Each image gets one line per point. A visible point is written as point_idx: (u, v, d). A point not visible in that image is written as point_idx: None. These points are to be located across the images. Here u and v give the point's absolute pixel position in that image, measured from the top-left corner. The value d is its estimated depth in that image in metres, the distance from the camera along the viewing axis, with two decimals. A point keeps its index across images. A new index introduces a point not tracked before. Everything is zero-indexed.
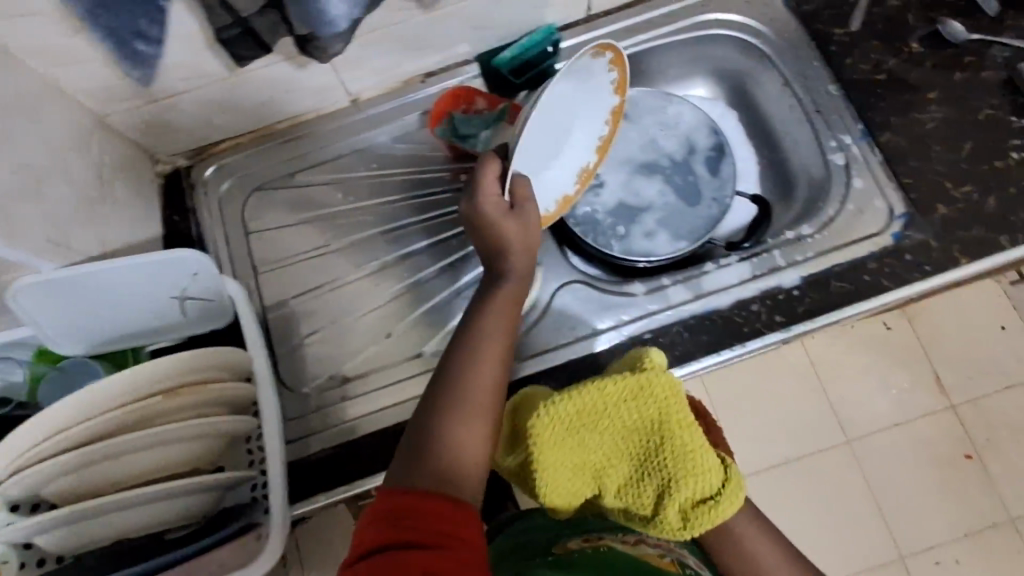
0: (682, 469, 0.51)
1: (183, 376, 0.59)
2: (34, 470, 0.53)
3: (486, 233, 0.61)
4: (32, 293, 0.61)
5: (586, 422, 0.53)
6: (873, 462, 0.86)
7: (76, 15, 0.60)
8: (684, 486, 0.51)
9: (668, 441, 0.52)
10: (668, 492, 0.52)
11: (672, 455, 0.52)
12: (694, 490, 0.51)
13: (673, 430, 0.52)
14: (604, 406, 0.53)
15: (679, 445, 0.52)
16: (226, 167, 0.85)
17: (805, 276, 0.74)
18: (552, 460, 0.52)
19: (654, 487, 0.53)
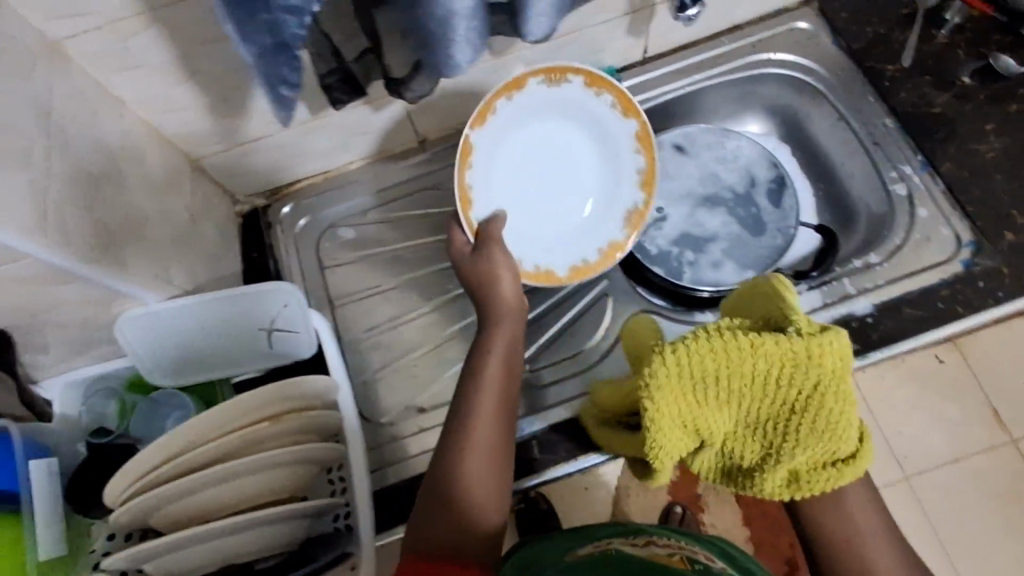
0: (818, 433, 0.50)
1: (283, 402, 0.61)
2: (140, 500, 0.55)
3: (471, 278, 0.66)
4: (135, 326, 0.66)
5: (718, 372, 0.51)
6: (936, 498, 0.82)
7: (184, 68, 0.64)
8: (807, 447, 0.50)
9: (807, 405, 0.50)
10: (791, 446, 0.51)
11: (810, 420, 0.50)
12: (814, 456, 0.50)
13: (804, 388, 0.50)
14: (743, 360, 0.50)
15: (818, 413, 0.49)
16: (301, 206, 0.89)
17: (877, 303, 0.75)
18: (667, 413, 0.52)
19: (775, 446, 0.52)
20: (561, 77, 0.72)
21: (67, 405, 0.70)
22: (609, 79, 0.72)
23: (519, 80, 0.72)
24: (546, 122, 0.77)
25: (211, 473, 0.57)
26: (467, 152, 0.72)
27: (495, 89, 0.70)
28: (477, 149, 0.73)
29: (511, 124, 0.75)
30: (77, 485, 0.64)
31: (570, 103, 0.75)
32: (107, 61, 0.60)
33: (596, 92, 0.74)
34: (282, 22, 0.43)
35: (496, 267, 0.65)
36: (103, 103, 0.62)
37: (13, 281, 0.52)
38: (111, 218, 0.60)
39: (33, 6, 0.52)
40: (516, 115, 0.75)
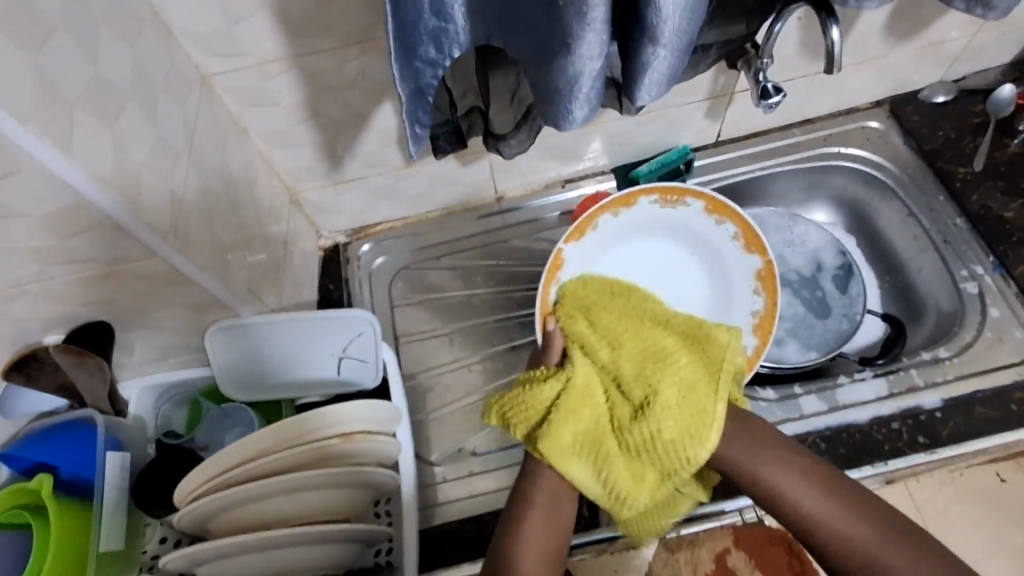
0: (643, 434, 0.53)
1: (356, 422, 0.63)
2: (215, 496, 0.57)
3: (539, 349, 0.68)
4: (223, 338, 0.70)
5: (636, 361, 0.58)
6: None
7: (310, 108, 0.71)
8: (672, 432, 0.53)
9: (636, 396, 0.56)
10: (625, 416, 0.55)
11: (654, 366, 0.56)
12: (649, 443, 0.53)
13: (659, 390, 0.54)
14: (667, 364, 0.56)
15: (646, 390, 0.55)
16: (378, 245, 0.94)
17: (946, 398, 0.73)
18: (566, 413, 0.55)
19: (625, 437, 0.55)
20: (679, 199, 0.77)
21: (140, 406, 0.70)
22: (727, 204, 0.75)
23: (632, 198, 0.76)
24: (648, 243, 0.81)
25: (278, 482, 0.58)
26: (556, 266, 0.75)
27: (606, 201, 0.74)
28: (568, 264, 0.76)
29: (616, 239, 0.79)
30: (143, 483, 0.66)
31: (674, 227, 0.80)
32: (248, 96, 0.68)
33: (715, 217, 0.77)
34: (423, 72, 0.48)
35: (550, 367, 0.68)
36: (234, 132, 0.70)
37: (139, 279, 0.57)
38: (223, 233, 0.66)
39: (201, 44, 0.61)
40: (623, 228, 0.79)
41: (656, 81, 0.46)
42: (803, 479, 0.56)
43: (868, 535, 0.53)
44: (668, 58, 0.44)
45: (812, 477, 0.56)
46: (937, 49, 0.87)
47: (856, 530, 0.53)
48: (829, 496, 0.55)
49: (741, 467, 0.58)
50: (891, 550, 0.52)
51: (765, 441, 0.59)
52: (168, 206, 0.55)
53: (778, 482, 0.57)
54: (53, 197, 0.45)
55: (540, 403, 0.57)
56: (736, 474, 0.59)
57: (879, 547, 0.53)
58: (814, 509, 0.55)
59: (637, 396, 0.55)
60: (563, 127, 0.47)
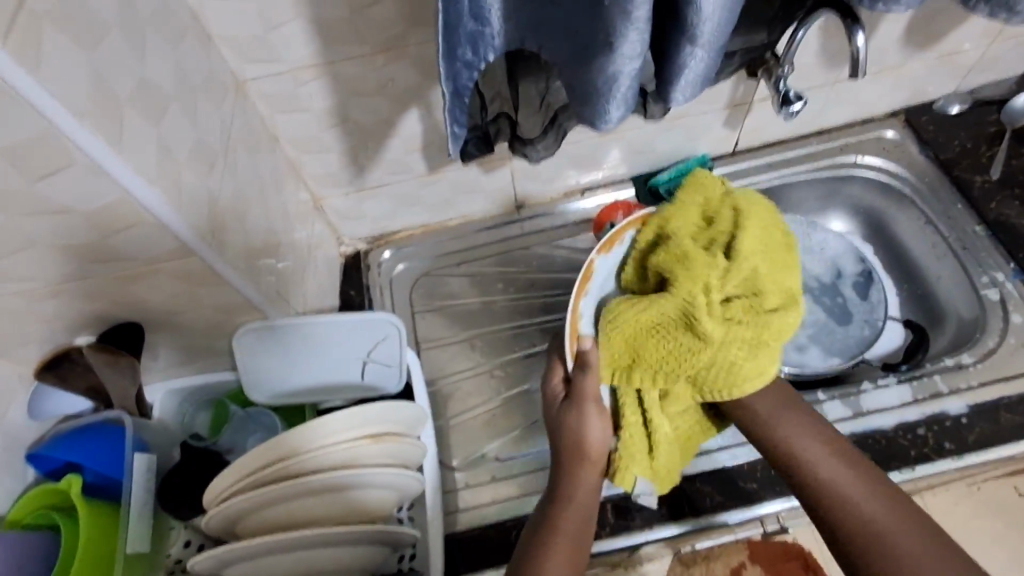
0: (744, 336, 0.60)
1: (384, 423, 0.63)
2: (246, 497, 0.57)
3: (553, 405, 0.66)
4: (250, 341, 0.70)
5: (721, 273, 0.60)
6: None
7: (337, 115, 0.72)
8: (752, 360, 0.60)
9: (729, 310, 0.60)
10: (732, 335, 0.59)
11: (699, 269, 0.61)
12: (750, 358, 0.60)
13: (691, 268, 0.61)
14: (740, 258, 0.61)
15: (699, 274, 0.60)
16: (398, 252, 0.94)
17: (971, 404, 0.73)
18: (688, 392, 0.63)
19: (689, 341, 0.60)
20: None
21: (162, 410, 0.71)
22: None
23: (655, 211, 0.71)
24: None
25: (310, 483, 0.58)
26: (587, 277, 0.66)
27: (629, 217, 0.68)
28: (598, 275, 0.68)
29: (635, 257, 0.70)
30: (169, 485, 0.66)
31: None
32: (279, 102, 0.69)
33: None
34: (460, 74, 0.49)
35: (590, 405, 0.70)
36: (264, 138, 0.71)
37: (174, 278, 0.57)
38: (254, 237, 0.66)
39: (236, 50, 0.62)
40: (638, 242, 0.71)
41: (691, 82, 0.47)
42: (811, 435, 0.62)
43: (878, 508, 0.56)
44: (705, 58, 0.45)
45: (842, 458, 0.60)
46: (952, 61, 0.88)
47: (874, 505, 0.56)
48: (834, 459, 0.60)
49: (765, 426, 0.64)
50: (897, 524, 0.55)
51: (793, 409, 0.65)
52: (206, 206, 0.56)
53: (808, 450, 0.61)
54: (100, 194, 0.45)
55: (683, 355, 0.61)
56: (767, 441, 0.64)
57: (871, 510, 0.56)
58: (810, 451, 0.61)
59: (758, 315, 0.60)
60: (599, 126, 0.48)
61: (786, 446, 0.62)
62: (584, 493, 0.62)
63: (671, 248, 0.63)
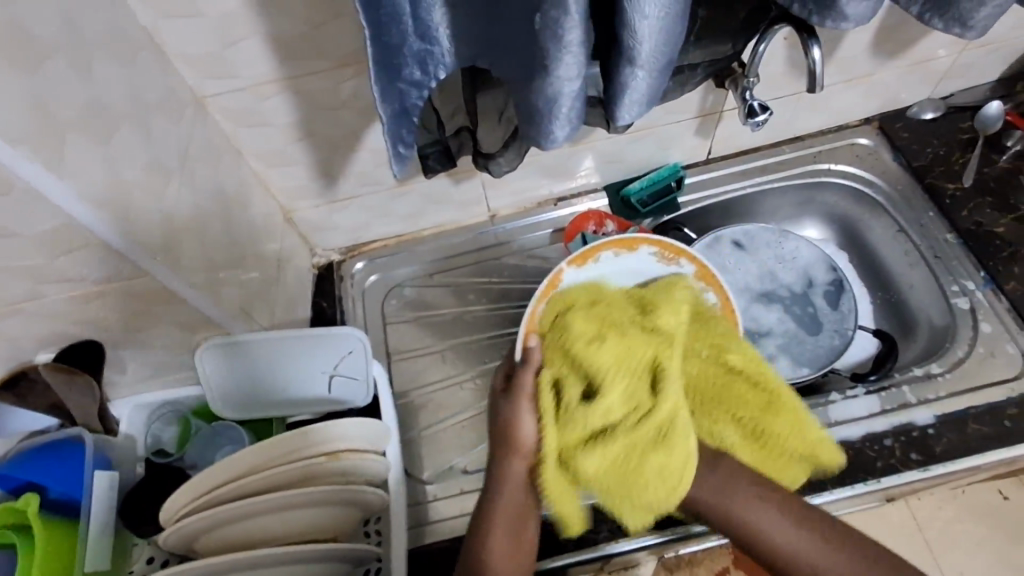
0: (636, 489, 0.54)
1: (343, 440, 0.63)
2: (206, 515, 0.57)
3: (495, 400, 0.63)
4: (214, 356, 0.69)
5: (631, 374, 0.54)
6: None
7: (301, 129, 0.72)
8: (646, 495, 0.54)
9: (646, 476, 0.53)
10: (646, 419, 0.53)
11: (619, 425, 0.53)
12: (649, 498, 0.55)
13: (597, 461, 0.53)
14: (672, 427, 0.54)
15: (615, 454, 0.53)
16: (371, 263, 0.94)
17: (938, 414, 0.73)
18: (616, 476, 0.54)
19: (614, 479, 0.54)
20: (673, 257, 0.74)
21: (131, 424, 0.71)
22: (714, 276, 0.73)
23: (633, 241, 0.73)
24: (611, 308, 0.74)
25: (263, 502, 0.58)
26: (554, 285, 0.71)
27: (605, 242, 0.72)
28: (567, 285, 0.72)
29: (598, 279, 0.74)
30: (132, 501, 0.66)
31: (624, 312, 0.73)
32: (242, 117, 0.69)
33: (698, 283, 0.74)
34: (409, 93, 0.50)
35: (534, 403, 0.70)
36: (227, 152, 0.70)
37: (130, 297, 0.57)
38: (216, 253, 0.66)
39: (194, 66, 0.62)
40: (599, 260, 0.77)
41: (636, 101, 0.47)
42: (779, 517, 0.60)
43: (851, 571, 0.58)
44: (647, 78, 0.45)
45: (793, 520, 0.60)
46: (924, 67, 0.88)
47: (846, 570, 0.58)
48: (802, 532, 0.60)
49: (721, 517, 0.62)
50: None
51: (744, 486, 0.62)
52: (161, 225, 0.56)
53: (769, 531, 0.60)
54: (43, 217, 0.45)
55: (634, 436, 0.53)
56: (730, 525, 0.62)
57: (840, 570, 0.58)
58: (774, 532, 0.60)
59: (655, 446, 0.53)
60: (545, 145, 0.48)
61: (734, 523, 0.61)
62: (517, 484, 0.61)
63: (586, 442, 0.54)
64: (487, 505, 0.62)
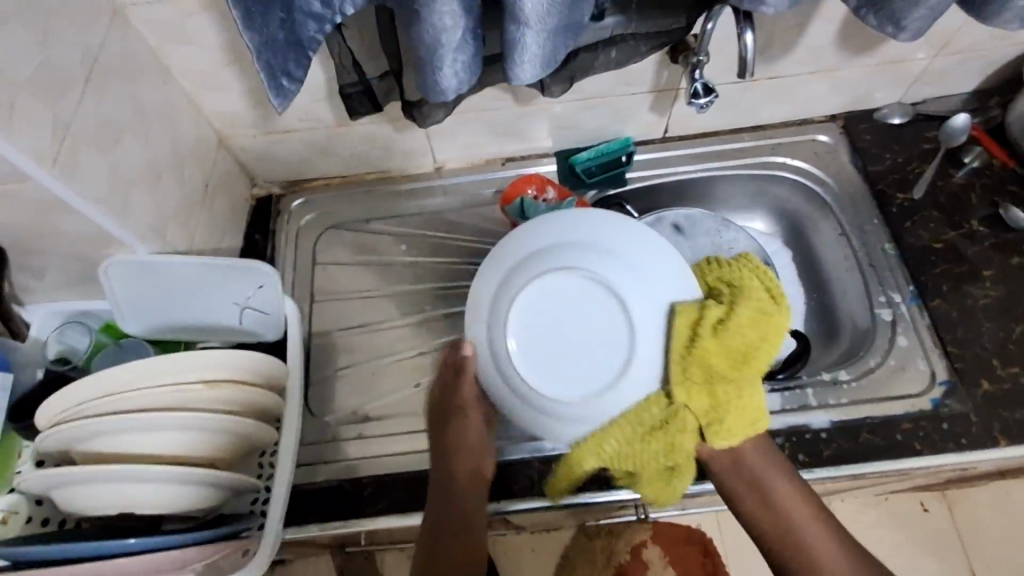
0: (728, 413, 0.60)
1: (229, 371, 0.64)
2: (76, 423, 0.58)
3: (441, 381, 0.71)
4: (118, 273, 0.68)
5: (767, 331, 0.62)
6: None
7: (232, 53, 0.70)
8: (740, 420, 0.61)
9: (743, 389, 0.61)
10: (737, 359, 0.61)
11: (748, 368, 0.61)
12: (742, 421, 0.61)
13: (711, 374, 0.60)
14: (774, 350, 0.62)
15: (756, 376, 0.61)
16: (311, 201, 0.93)
17: (834, 420, 0.73)
18: (733, 406, 0.60)
19: (718, 398, 0.60)
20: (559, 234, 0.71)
21: (39, 328, 0.73)
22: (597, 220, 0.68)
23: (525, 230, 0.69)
24: (617, 274, 0.65)
25: (137, 419, 0.59)
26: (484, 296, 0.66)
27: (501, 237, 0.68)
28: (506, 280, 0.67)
29: (580, 248, 0.67)
30: (27, 403, 0.67)
31: (667, 283, 0.65)
32: (168, 32, 0.67)
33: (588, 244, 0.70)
34: (305, 26, 0.48)
35: (466, 399, 0.70)
36: (152, 67, 0.69)
37: (20, 202, 0.57)
38: (127, 170, 0.65)
39: None
40: (551, 227, 0.68)
41: (528, 64, 0.45)
42: (785, 478, 0.65)
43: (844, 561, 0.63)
44: (538, 40, 0.43)
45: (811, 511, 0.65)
46: (892, 69, 0.85)
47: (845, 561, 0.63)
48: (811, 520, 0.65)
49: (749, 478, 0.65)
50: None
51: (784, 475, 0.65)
52: (56, 132, 0.55)
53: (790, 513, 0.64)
54: None
55: (733, 366, 0.60)
56: (746, 474, 0.65)
57: (810, 531, 0.64)
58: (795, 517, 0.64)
59: (756, 364, 0.61)
60: (433, 99, 0.47)
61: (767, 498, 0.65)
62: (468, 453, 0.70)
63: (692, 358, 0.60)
64: (443, 470, 0.69)
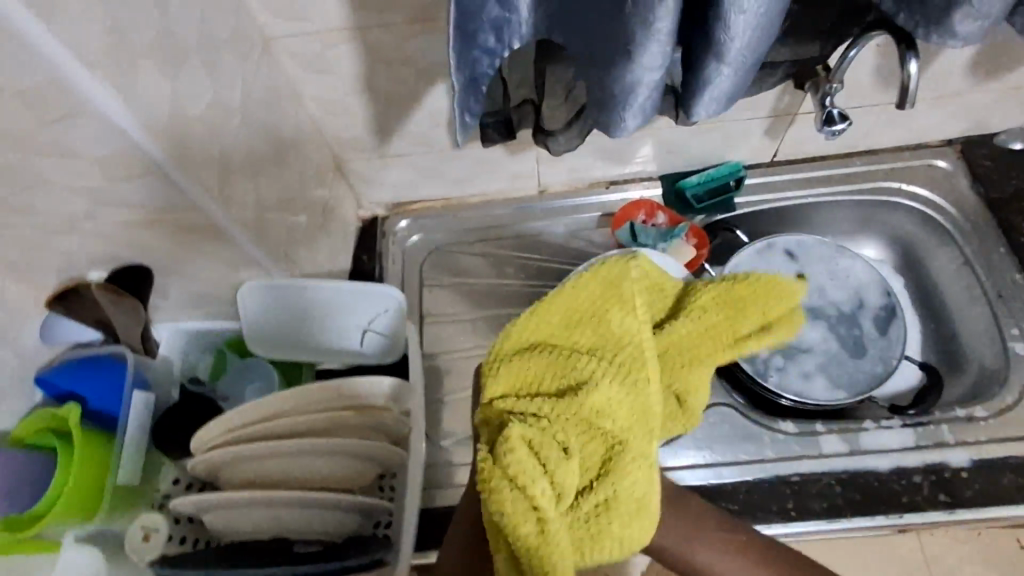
0: (596, 528, 0.44)
1: (369, 395, 0.66)
2: (227, 448, 0.60)
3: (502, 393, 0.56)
4: (259, 295, 0.74)
5: (644, 413, 0.46)
6: None
7: (363, 82, 0.72)
8: (627, 530, 0.44)
9: (598, 494, 0.44)
10: (598, 437, 0.45)
11: (591, 413, 0.45)
12: (619, 531, 0.44)
13: (520, 464, 0.41)
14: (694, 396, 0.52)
15: (585, 407, 0.45)
16: (414, 223, 0.94)
17: (975, 458, 0.70)
18: (544, 453, 0.42)
19: (599, 491, 0.44)
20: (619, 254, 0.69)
21: (170, 347, 0.72)
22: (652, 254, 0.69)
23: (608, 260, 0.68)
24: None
25: (286, 443, 0.60)
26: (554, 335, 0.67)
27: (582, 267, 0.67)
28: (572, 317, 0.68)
29: None
30: (165, 423, 0.69)
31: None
32: (308, 63, 0.69)
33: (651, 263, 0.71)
34: (480, 62, 0.48)
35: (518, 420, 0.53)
36: (288, 96, 0.70)
37: (181, 229, 0.58)
38: (268, 196, 0.67)
39: (267, 7, 0.62)
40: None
41: (715, 99, 0.45)
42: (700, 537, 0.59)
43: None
44: (732, 76, 0.43)
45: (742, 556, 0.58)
46: (1021, 92, 0.82)
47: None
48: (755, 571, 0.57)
49: (676, 556, 0.59)
50: None
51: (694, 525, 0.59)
52: (217, 162, 0.57)
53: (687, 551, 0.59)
54: (105, 142, 0.45)
55: (598, 447, 0.45)
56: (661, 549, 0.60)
57: (725, 572, 0.57)
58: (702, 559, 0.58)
59: (582, 411, 0.45)
60: (613, 133, 0.46)
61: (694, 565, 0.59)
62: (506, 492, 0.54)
63: (499, 452, 0.42)
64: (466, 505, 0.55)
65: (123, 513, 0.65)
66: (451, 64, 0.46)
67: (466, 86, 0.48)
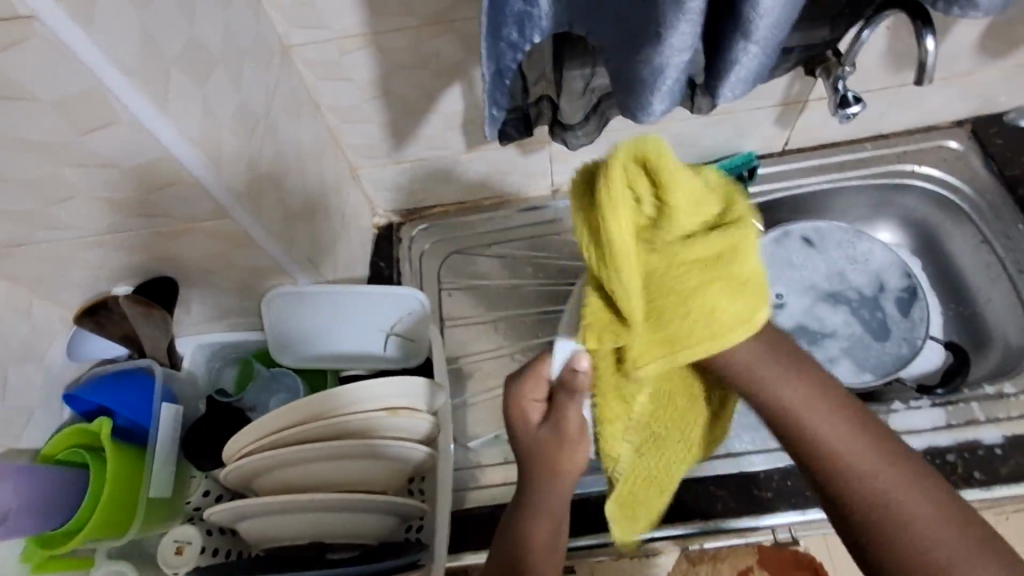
0: (715, 324, 0.41)
1: (400, 396, 0.64)
2: (261, 455, 0.59)
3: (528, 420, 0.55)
4: (282, 301, 0.73)
5: (679, 224, 0.42)
6: None
7: (379, 87, 0.72)
8: (733, 305, 0.41)
9: (718, 256, 0.42)
10: (686, 250, 0.42)
11: (695, 231, 0.43)
12: (723, 322, 0.41)
13: (631, 280, 0.41)
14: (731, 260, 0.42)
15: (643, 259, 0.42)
16: (429, 228, 0.94)
17: (1009, 435, 0.70)
18: (703, 295, 0.41)
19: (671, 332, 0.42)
20: None
21: (194, 362, 0.74)
22: None
23: None
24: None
25: (320, 449, 0.59)
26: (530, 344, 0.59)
27: None
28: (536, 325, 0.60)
29: None
30: (194, 434, 0.68)
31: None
32: (323, 71, 0.69)
33: None
34: (503, 55, 0.48)
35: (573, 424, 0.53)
36: (306, 105, 0.71)
37: (209, 237, 0.58)
38: (291, 205, 0.68)
39: (285, 15, 0.62)
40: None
41: (741, 80, 0.45)
42: (799, 381, 0.48)
43: (894, 479, 0.45)
44: (758, 56, 0.43)
45: (840, 414, 0.47)
46: None
47: (870, 467, 0.45)
48: (856, 436, 0.46)
49: (750, 376, 0.48)
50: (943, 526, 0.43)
51: (793, 361, 0.49)
52: (242, 168, 0.57)
53: (790, 397, 0.47)
54: (140, 151, 0.46)
55: (652, 290, 0.42)
56: (741, 376, 0.49)
57: (829, 430, 0.46)
58: (785, 394, 0.48)
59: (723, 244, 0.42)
60: (642, 119, 0.47)
61: (763, 397, 0.48)
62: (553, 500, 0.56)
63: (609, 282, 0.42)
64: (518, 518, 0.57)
65: (156, 526, 0.65)
66: (481, 57, 0.47)
67: (494, 77, 0.49)
